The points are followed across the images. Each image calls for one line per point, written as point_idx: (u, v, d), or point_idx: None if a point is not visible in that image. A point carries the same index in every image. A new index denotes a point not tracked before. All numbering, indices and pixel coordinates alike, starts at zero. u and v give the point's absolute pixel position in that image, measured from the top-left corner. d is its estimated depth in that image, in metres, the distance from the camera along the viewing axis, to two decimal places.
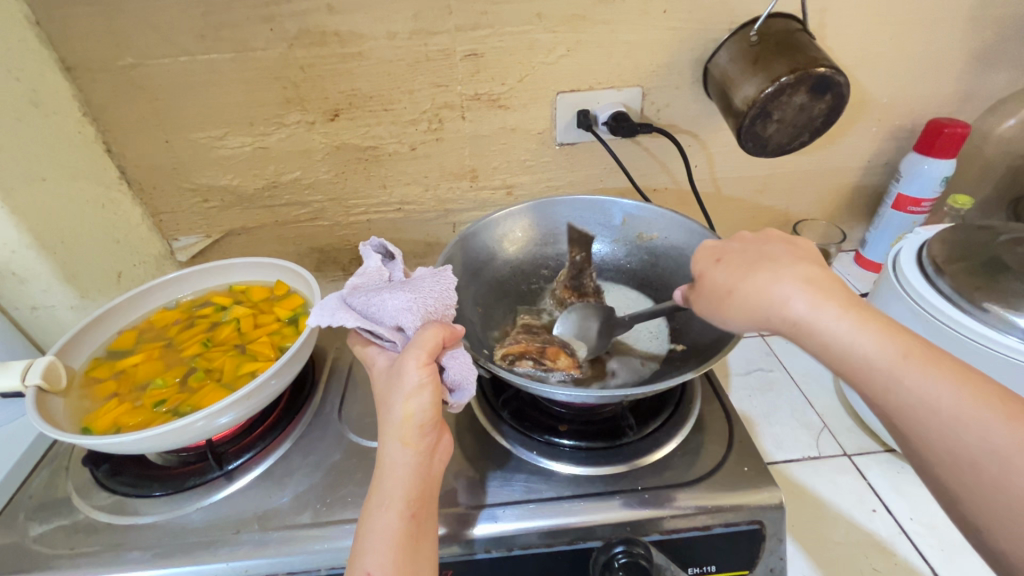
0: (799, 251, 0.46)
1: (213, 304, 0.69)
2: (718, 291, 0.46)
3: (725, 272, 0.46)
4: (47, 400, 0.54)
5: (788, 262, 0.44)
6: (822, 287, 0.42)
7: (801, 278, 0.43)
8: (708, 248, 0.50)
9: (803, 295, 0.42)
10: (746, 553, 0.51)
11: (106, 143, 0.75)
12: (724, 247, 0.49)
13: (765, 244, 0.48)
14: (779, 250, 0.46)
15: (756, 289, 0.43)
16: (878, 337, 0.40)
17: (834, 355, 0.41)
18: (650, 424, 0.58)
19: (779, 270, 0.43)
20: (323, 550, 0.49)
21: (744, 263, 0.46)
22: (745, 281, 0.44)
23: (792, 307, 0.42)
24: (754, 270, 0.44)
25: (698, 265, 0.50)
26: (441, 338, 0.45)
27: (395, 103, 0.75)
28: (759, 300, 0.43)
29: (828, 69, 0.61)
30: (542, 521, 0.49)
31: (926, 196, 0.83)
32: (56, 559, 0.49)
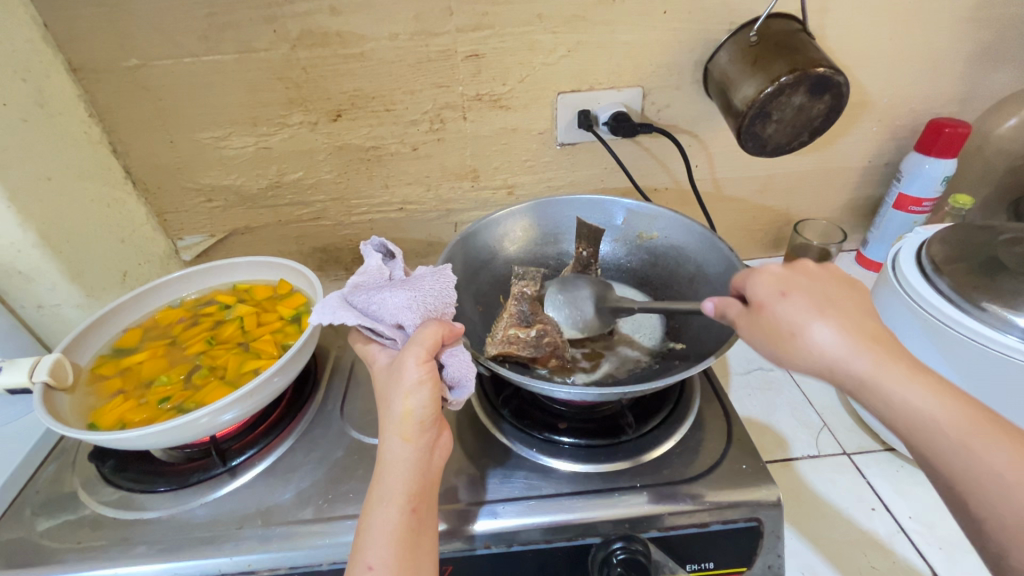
0: (854, 296, 0.45)
1: (216, 302, 0.70)
2: (777, 328, 0.44)
3: (792, 308, 0.43)
4: (53, 397, 0.55)
5: (850, 313, 0.43)
6: (886, 345, 0.41)
7: (865, 332, 0.42)
8: (768, 272, 0.46)
9: (870, 353, 0.41)
10: (743, 549, 0.51)
11: (111, 144, 0.76)
12: (785, 275, 0.46)
13: (821, 279, 0.46)
14: (839, 293, 0.45)
15: (823, 337, 0.41)
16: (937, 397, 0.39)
17: (894, 411, 0.40)
18: (649, 422, 0.58)
19: (845, 323, 0.42)
20: (324, 545, 0.49)
21: (813, 304, 0.43)
22: (813, 325, 0.42)
23: (857, 364, 0.41)
24: (823, 315, 0.42)
25: (764, 290, 0.45)
26: (440, 336, 0.45)
27: (396, 103, 0.75)
28: (825, 350, 0.41)
29: (826, 69, 0.61)
30: (541, 517, 0.50)
31: (927, 195, 0.84)
32: (63, 553, 0.50)
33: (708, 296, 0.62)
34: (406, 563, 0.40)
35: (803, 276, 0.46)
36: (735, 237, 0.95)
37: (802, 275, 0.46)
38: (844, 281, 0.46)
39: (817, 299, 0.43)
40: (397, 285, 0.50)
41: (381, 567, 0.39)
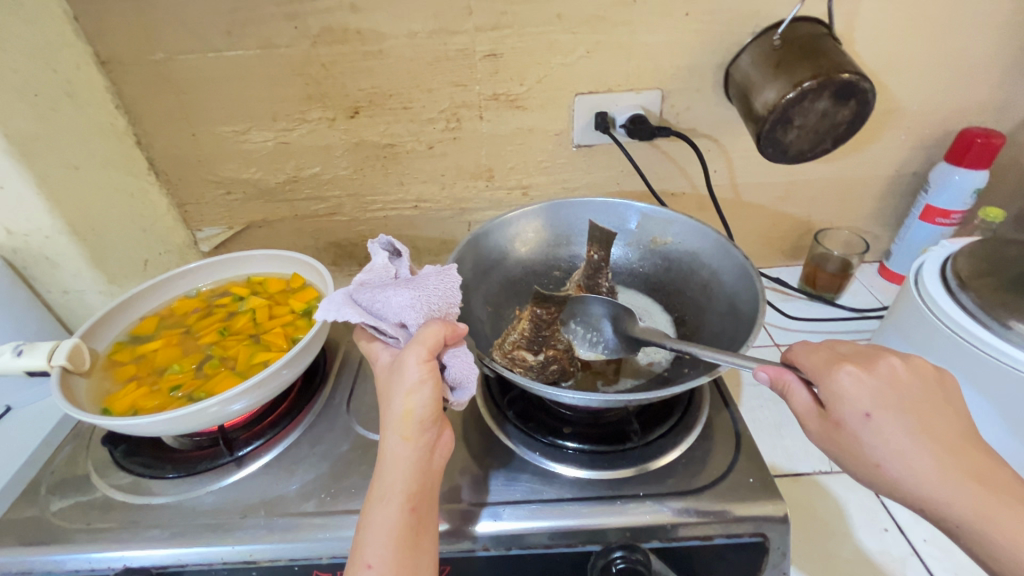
0: (939, 403, 0.40)
1: (230, 293, 0.71)
2: (856, 450, 0.39)
3: (877, 434, 0.38)
4: (70, 380, 0.56)
5: (941, 436, 0.38)
6: (983, 478, 0.37)
7: (963, 466, 0.37)
8: (850, 379, 0.40)
9: (965, 490, 0.36)
10: (747, 562, 0.50)
11: (135, 135, 0.77)
12: (868, 382, 0.40)
13: (907, 385, 0.40)
14: (930, 407, 0.39)
15: (910, 469, 0.37)
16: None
17: (982, 548, 0.36)
18: (655, 430, 0.57)
19: (935, 451, 0.37)
20: (325, 539, 0.49)
21: (900, 427, 0.38)
22: (901, 457, 0.38)
23: (946, 502, 0.37)
24: (909, 444, 0.38)
25: (844, 399, 0.39)
26: (443, 335, 0.45)
27: (414, 101, 0.76)
28: (907, 480, 0.37)
29: (852, 75, 0.59)
30: (542, 523, 0.49)
31: (955, 207, 0.81)
32: (73, 533, 0.51)
33: (721, 305, 0.61)
34: (405, 562, 0.40)
35: (887, 382, 0.40)
36: (753, 244, 0.93)
37: (887, 380, 0.40)
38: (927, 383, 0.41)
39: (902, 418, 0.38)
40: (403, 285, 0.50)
41: (379, 565, 0.39)
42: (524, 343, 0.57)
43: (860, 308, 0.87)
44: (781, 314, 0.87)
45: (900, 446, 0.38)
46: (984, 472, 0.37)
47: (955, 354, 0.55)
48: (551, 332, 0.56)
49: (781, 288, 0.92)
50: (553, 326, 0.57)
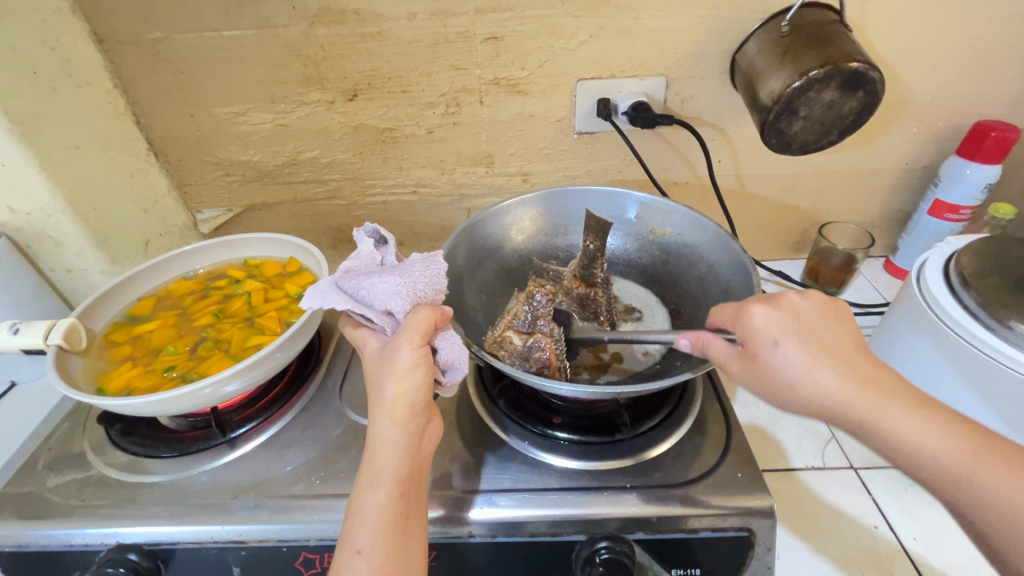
0: (843, 324, 0.41)
1: (227, 276, 0.71)
2: (773, 381, 0.40)
3: (786, 359, 0.39)
4: (67, 359, 0.57)
5: (848, 352, 0.39)
6: (887, 386, 0.38)
7: (865, 375, 0.38)
8: (760, 315, 0.41)
9: (874, 395, 0.37)
10: (733, 558, 0.50)
11: (135, 115, 0.77)
12: (776, 316, 0.41)
13: (807, 315, 0.41)
14: (832, 331, 0.40)
15: (818, 382, 0.38)
16: (949, 434, 0.36)
17: (902, 457, 0.37)
18: (645, 422, 0.57)
19: (839, 361, 0.39)
20: (314, 521, 0.50)
21: (806, 343, 0.39)
22: (814, 375, 0.38)
23: (855, 406, 0.37)
24: (817, 362, 0.39)
25: (754, 337, 0.41)
26: (434, 321, 0.45)
27: (413, 85, 0.75)
28: (822, 397, 0.38)
29: (861, 64, 0.57)
30: (529, 512, 0.49)
31: (965, 202, 0.79)
32: (68, 508, 0.52)
33: (716, 298, 0.60)
34: (396, 546, 0.41)
35: (792, 308, 0.41)
36: (756, 236, 0.92)
37: (792, 307, 0.41)
38: (834, 307, 0.42)
39: (805, 340, 0.39)
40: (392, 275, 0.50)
41: (369, 552, 0.40)
42: (516, 326, 0.58)
43: (863, 303, 0.86)
44: None
45: (810, 372, 0.38)
46: (883, 382, 0.38)
47: (955, 353, 0.54)
48: (542, 315, 0.57)
49: (783, 282, 0.91)
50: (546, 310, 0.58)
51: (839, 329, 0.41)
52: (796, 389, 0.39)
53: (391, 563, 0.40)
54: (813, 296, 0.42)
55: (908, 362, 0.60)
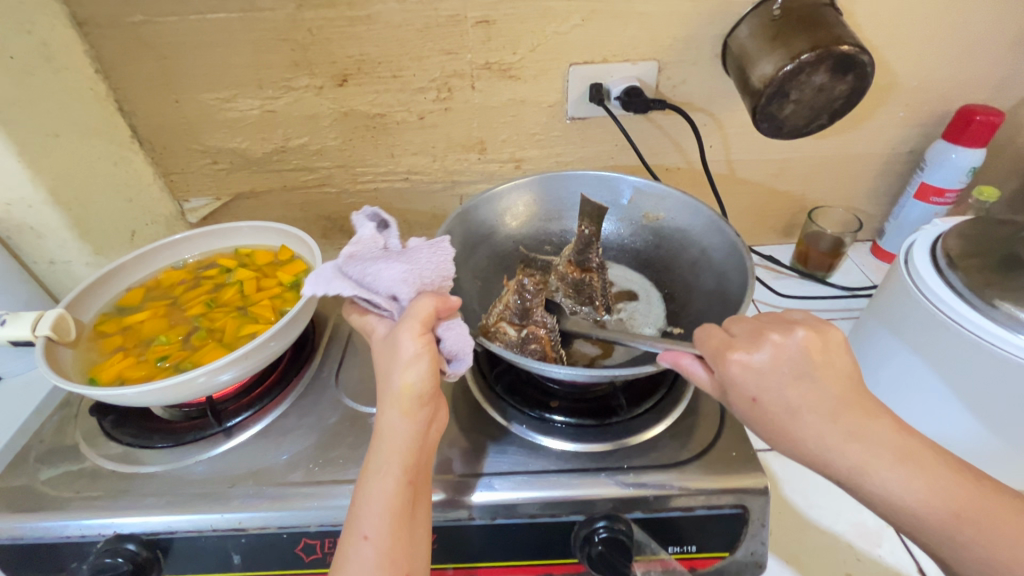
0: (832, 365, 0.38)
1: (218, 265, 0.69)
2: (754, 425, 0.40)
3: (764, 413, 0.38)
4: (56, 350, 0.56)
5: (834, 405, 0.37)
6: (872, 440, 0.37)
7: (850, 427, 0.37)
8: (737, 366, 0.39)
9: (856, 452, 0.36)
10: (727, 535, 0.50)
11: (117, 102, 0.75)
12: (755, 368, 0.38)
13: (792, 362, 0.38)
14: (820, 376, 0.38)
15: (798, 437, 0.38)
16: (931, 487, 0.36)
17: (880, 506, 0.37)
18: (642, 404, 0.57)
19: (822, 418, 0.37)
20: (313, 507, 0.50)
21: (786, 400, 0.38)
22: (793, 430, 0.38)
23: (835, 464, 0.37)
24: (797, 418, 0.37)
25: (731, 386, 0.39)
26: (435, 308, 0.44)
27: (404, 70, 0.74)
28: (803, 450, 0.38)
29: (852, 47, 0.57)
30: (528, 493, 0.50)
31: (950, 186, 0.80)
32: (62, 500, 0.51)
33: (710, 282, 0.61)
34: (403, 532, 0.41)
35: (774, 356, 0.38)
36: (747, 222, 0.93)
37: (774, 355, 0.38)
38: (824, 344, 0.39)
39: (786, 394, 0.38)
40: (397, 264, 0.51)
41: (376, 538, 0.40)
42: (509, 317, 0.57)
43: (851, 286, 0.87)
44: (771, 292, 0.87)
45: (790, 428, 0.38)
46: (870, 435, 0.37)
47: (942, 334, 0.55)
48: (535, 305, 0.57)
49: (773, 266, 0.92)
50: (538, 301, 0.58)
51: (828, 371, 0.38)
52: (777, 440, 0.39)
53: (398, 550, 0.40)
54: (800, 335, 0.39)
55: (894, 343, 0.62)
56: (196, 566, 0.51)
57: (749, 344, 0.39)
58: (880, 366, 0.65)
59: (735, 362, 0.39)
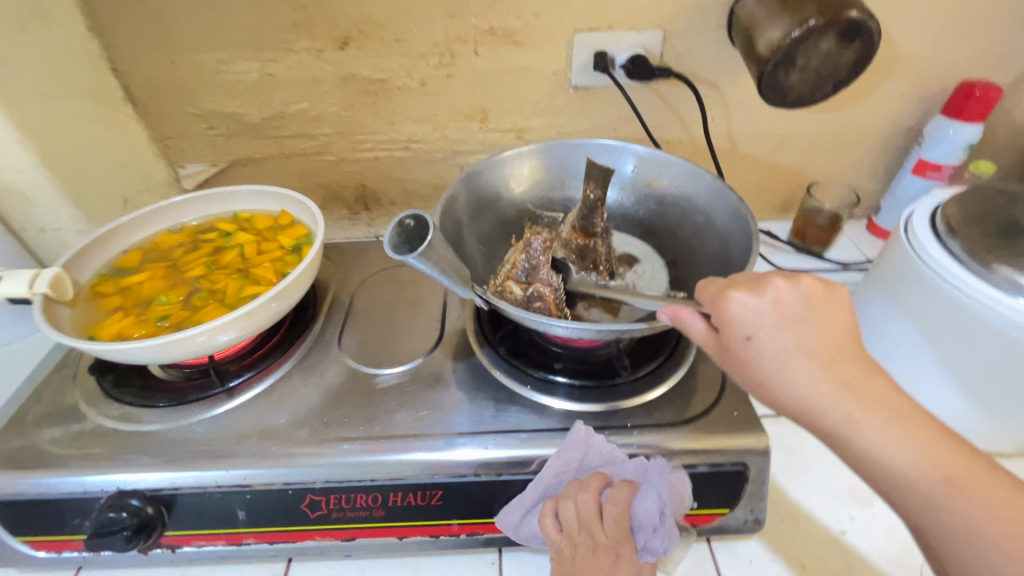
0: (832, 317, 0.37)
1: (217, 229, 0.68)
2: (744, 371, 0.38)
3: (758, 356, 0.37)
4: (54, 309, 0.55)
5: (830, 353, 0.36)
6: (866, 395, 0.35)
7: (845, 380, 0.35)
8: (737, 306, 0.37)
9: (848, 405, 0.35)
10: (727, 493, 0.51)
11: (111, 62, 0.73)
12: (756, 309, 0.37)
13: (793, 306, 0.37)
14: (821, 325, 0.36)
15: (790, 383, 0.36)
16: (922, 448, 0.34)
17: (867, 466, 0.35)
18: (645, 366, 0.58)
19: (818, 365, 0.35)
20: (318, 464, 0.50)
21: (782, 345, 0.36)
22: (786, 375, 0.36)
23: (826, 414, 0.35)
24: (792, 363, 0.36)
25: (727, 329, 0.38)
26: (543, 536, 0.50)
27: (406, 33, 0.73)
28: (793, 398, 0.36)
29: (859, 13, 0.57)
30: (532, 451, 0.50)
31: (947, 161, 0.81)
32: (64, 457, 0.51)
33: (713, 249, 0.61)
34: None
35: (774, 301, 0.37)
36: (747, 197, 0.93)
37: (774, 299, 0.37)
38: (826, 293, 0.37)
39: (781, 337, 0.36)
40: (407, 232, 0.50)
41: None
42: (515, 276, 0.58)
43: (847, 262, 0.88)
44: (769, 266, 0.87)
45: (782, 371, 0.36)
46: (864, 392, 0.35)
47: (942, 300, 0.56)
48: (540, 264, 0.57)
49: (772, 242, 0.92)
50: (543, 260, 0.58)
51: (827, 321, 0.36)
52: (768, 387, 0.37)
53: None
54: (803, 279, 0.37)
55: (892, 311, 0.63)
56: (200, 526, 0.50)
57: (751, 287, 0.38)
58: (880, 335, 0.66)
59: (734, 303, 0.37)
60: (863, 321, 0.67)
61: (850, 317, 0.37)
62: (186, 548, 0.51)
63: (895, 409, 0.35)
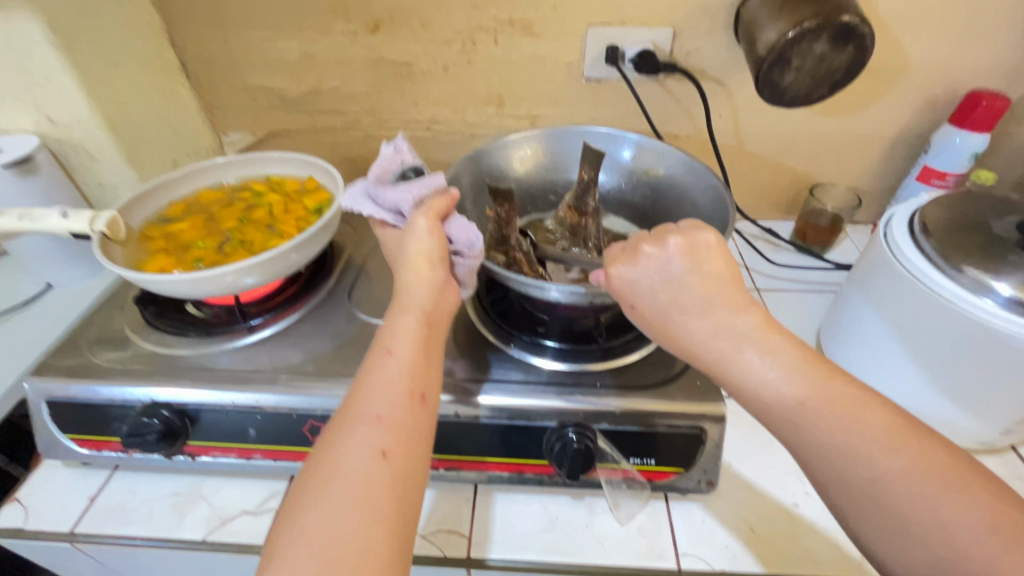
0: (702, 269, 0.45)
1: (250, 189, 0.76)
2: (649, 329, 0.48)
3: (646, 315, 0.47)
4: (109, 246, 0.63)
5: (699, 305, 0.44)
6: (729, 334, 0.43)
7: (716, 324, 0.43)
8: (621, 274, 0.47)
9: (717, 347, 0.43)
10: (684, 451, 0.55)
11: (170, 36, 0.82)
12: (635, 274, 0.47)
13: (663, 269, 0.46)
14: (690, 282, 0.45)
15: (677, 333, 0.45)
16: (800, 381, 0.39)
17: (760, 400, 0.40)
18: (621, 337, 0.63)
19: (688, 317, 0.44)
20: (320, 395, 0.56)
21: (658, 305, 0.46)
22: (668, 327, 0.46)
23: (705, 356, 0.44)
24: (669, 317, 0.46)
25: (617, 291, 0.48)
26: (446, 204, 0.53)
27: (432, 21, 0.79)
28: (681, 346, 0.45)
29: (853, 18, 0.60)
30: (510, 400, 0.55)
31: (952, 170, 0.82)
32: (109, 370, 0.59)
33: None
34: (410, 428, 0.43)
35: (648, 268, 0.46)
36: (751, 194, 0.96)
37: (647, 265, 0.46)
38: (693, 249, 0.46)
39: (657, 299, 0.46)
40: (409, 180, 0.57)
41: (389, 410, 0.43)
42: (494, 244, 0.64)
43: (845, 263, 0.90)
44: (766, 261, 0.90)
45: (668, 327, 0.46)
46: (732, 333, 0.43)
47: (910, 297, 0.58)
48: (509, 229, 0.62)
49: (773, 239, 0.95)
50: (512, 224, 0.63)
51: (693, 271, 0.45)
52: (666, 342, 0.47)
53: (408, 415, 0.43)
54: (665, 240, 0.46)
55: (864, 307, 0.65)
56: (218, 439, 0.58)
57: (628, 258, 0.48)
58: (847, 332, 0.68)
59: (618, 276, 0.48)
60: (840, 317, 0.70)
61: (720, 267, 0.45)
62: (204, 457, 0.59)
63: (763, 343, 0.42)
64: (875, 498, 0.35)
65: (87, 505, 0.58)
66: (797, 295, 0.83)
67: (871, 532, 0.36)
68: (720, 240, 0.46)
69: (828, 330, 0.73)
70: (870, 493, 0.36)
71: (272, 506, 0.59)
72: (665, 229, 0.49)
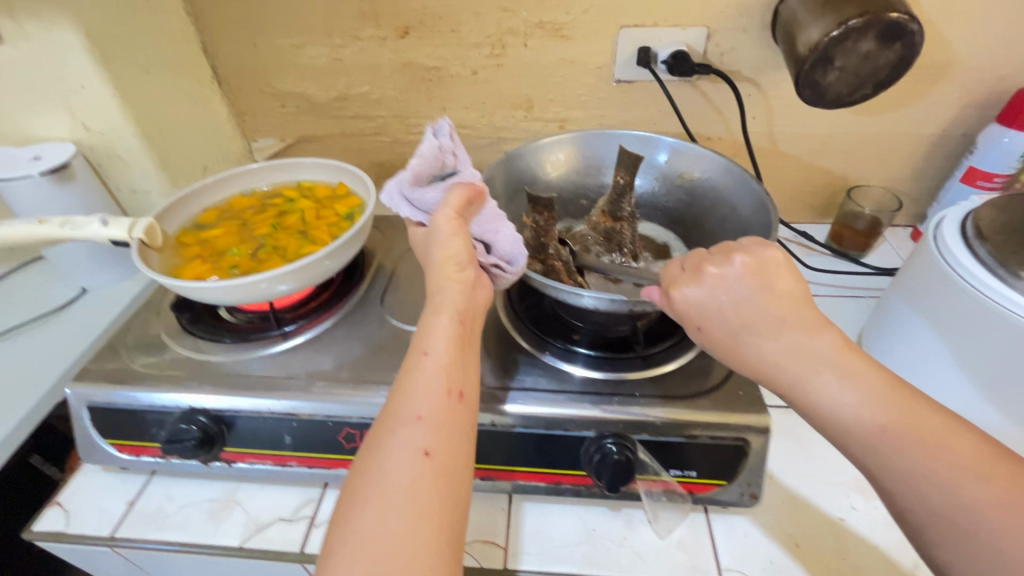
0: (771, 288, 0.44)
1: (282, 196, 0.77)
2: (715, 351, 0.46)
3: (714, 337, 0.45)
4: (147, 253, 0.64)
5: (773, 325, 0.42)
6: (808, 355, 0.40)
7: (792, 346, 0.41)
8: (691, 294, 0.45)
9: (795, 369, 0.40)
10: (727, 464, 0.54)
11: (203, 43, 0.83)
12: (704, 295, 0.45)
13: (730, 290, 0.44)
14: (759, 301, 0.43)
15: (748, 355, 0.43)
16: (878, 404, 0.37)
17: (834, 421, 0.39)
18: (658, 345, 0.62)
19: (762, 337, 0.42)
20: (355, 402, 0.56)
21: (727, 326, 0.44)
22: (738, 349, 0.44)
23: (779, 378, 0.41)
24: (739, 337, 0.43)
25: (683, 312, 0.46)
26: (466, 196, 0.52)
27: (461, 25, 0.78)
28: (752, 369, 0.43)
29: (901, 15, 0.58)
30: (546, 409, 0.54)
31: (1000, 170, 0.79)
32: (146, 375, 0.60)
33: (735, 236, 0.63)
34: (451, 426, 0.42)
35: (714, 287, 0.45)
36: (785, 197, 0.93)
37: (714, 285, 0.45)
38: (761, 268, 0.45)
39: (728, 321, 0.44)
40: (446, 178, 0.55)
41: (429, 412, 0.42)
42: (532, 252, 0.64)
43: (884, 267, 0.87)
44: (802, 266, 0.88)
45: (738, 348, 0.44)
46: (811, 355, 0.40)
47: (965, 306, 0.56)
48: (547, 239, 0.62)
49: (807, 243, 0.92)
50: (551, 234, 0.62)
51: (762, 292, 0.43)
52: (734, 364, 0.45)
53: (450, 417, 0.42)
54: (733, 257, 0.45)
55: (912, 317, 0.63)
56: (253, 446, 0.58)
57: (693, 277, 0.46)
58: (894, 342, 0.66)
59: (686, 296, 0.46)
60: (884, 327, 0.67)
61: (788, 286, 0.44)
62: (240, 463, 0.59)
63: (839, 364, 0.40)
64: (952, 523, 0.34)
65: (125, 510, 0.59)
66: (835, 301, 0.81)
67: (947, 557, 0.34)
68: (786, 257, 0.45)
69: (870, 339, 0.70)
70: (945, 514, 0.34)
71: (306, 514, 0.58)
72: (727, 247, 0.48)
